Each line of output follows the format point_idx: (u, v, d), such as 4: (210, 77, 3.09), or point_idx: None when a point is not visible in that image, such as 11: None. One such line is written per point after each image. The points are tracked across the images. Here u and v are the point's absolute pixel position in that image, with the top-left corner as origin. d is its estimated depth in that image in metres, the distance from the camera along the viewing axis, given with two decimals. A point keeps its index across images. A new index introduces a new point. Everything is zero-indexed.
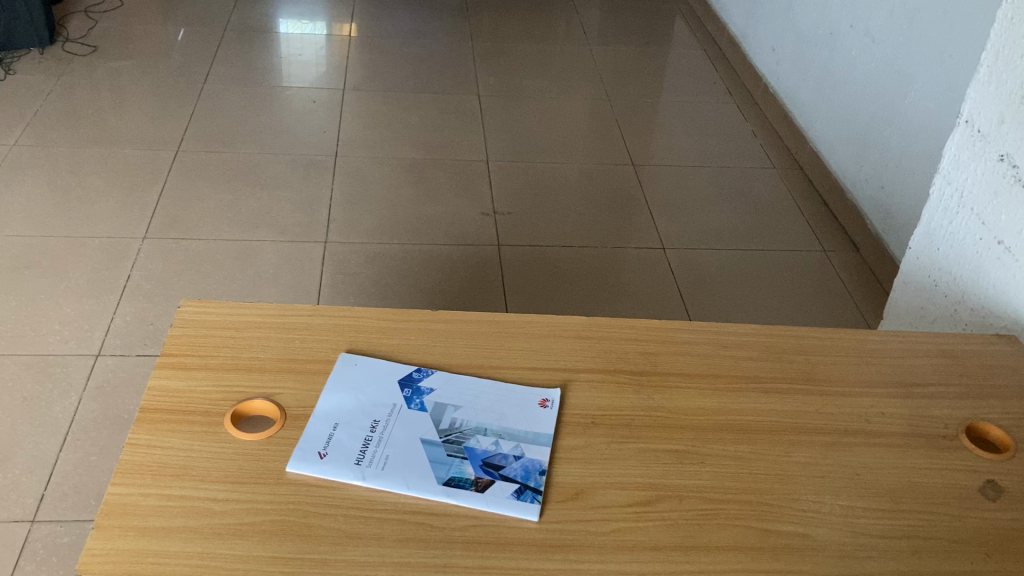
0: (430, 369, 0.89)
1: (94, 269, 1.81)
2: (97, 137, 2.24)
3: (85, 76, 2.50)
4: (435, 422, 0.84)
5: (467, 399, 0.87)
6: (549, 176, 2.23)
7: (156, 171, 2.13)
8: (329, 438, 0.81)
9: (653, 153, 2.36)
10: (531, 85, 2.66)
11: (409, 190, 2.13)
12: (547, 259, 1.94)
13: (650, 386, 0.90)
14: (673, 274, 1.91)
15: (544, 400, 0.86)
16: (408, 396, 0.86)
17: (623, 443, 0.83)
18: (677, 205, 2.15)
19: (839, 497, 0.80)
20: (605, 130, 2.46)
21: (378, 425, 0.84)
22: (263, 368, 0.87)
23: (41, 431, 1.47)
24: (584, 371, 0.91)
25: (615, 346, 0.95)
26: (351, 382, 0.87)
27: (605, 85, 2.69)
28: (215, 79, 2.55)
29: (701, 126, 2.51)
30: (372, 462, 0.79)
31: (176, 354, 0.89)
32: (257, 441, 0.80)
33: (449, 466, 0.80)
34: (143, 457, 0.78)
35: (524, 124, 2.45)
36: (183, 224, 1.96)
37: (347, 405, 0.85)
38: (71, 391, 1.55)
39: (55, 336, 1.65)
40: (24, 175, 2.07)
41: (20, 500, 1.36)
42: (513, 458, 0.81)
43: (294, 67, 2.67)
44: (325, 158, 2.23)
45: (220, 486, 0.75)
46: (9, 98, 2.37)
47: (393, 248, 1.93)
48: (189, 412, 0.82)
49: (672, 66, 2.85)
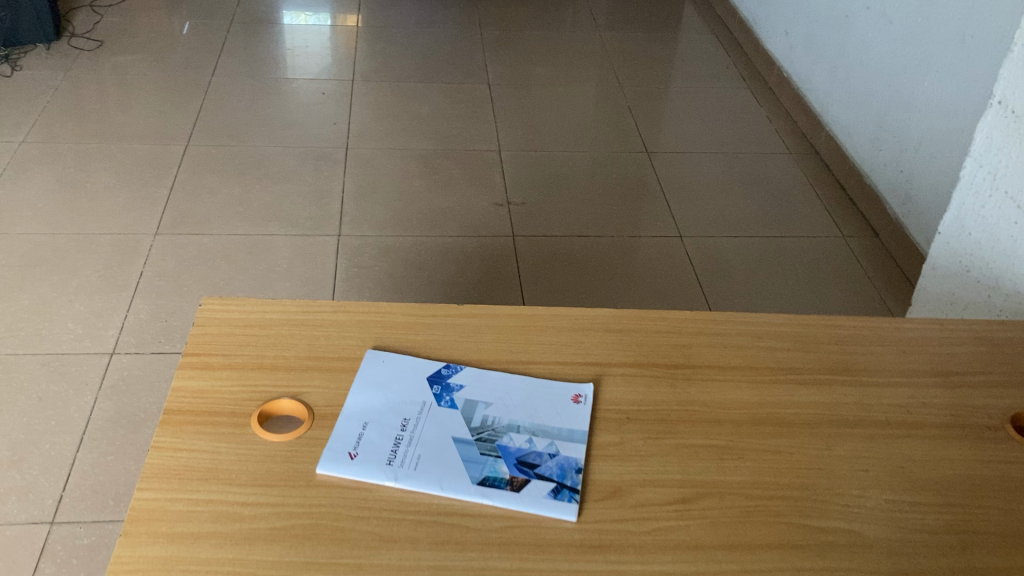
0: (458, 365, 0.87)
1: (105, 265, 1.80)
2: (104, 133, 2.22)
3: (92, 71, 2.48)
4: (466, 419, 0.82)
5: (498, 396, 0.84)
6: (562, 165, 2.20)
7: (165, 166, 2.11)
8: (359, 438, 0.79)
9: (666, 140, 2.33)
10: (541, 73, 2.63)
11: (421, 181, 2.10)
12: (562, 249, 1.91)
13: (683, 379, 0.87)
14: (691, 262, 1.89)
15: (577, 396, 0.84)
16: (437, 393, 0.84)
17: (660, 438, 0.81)
18: (693, 192, 2.12)
19: (884, 492, 0.78)
20: (617, 116, 2.42)
21: (408, 423, 0.81)
22: (289, 367, 0.85)
23: (57, 430, 1.46)
24: (616, 365, 0.89)
25: (647, 339, 0.92)
26: (379, 379, 0.85)
27: (616, 71, 2.66)
28: (223, 72, 2.53)
29: (714, 112, 2.47)
30: (403, 462, 0.77)
31: (199, 352, 0.87)
32: (285, 442, 0.78)
33: (483, 465, 0.78)
34: (169, 460, 0.76)
35: (536, 112, 2.42)
36: (194, 219, 1.94)
37: (375, 403, 0.82)
38: (86, 389, 1.53)
39: (68, 334, 1.63)
40: (33, 172, 2.05)
41: (38, 501, 1.35)
42: (547, 456, 0.79)
43: (302, 58, 2.64)
44: (335, 150, 2.21)
45: (249, 489, 0.74)
46: (16, 94, 2.35)
47: (407, 240, 1.91)
48: (214, 413, 0.80)
49: (683, 51, 2.82)
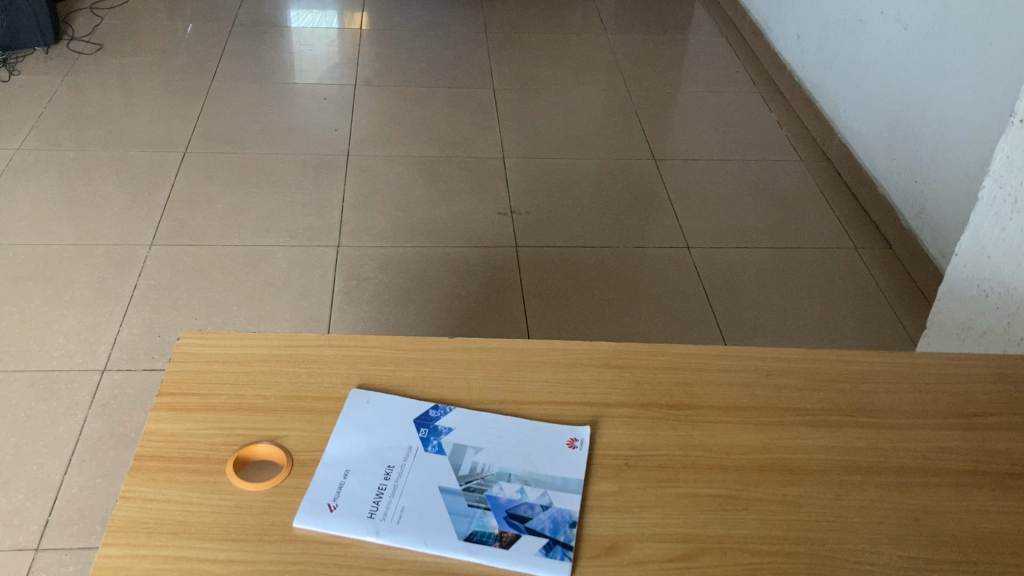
0: (448, 406, 0.83)
1: (99, 278, 1.76)
2: (102, 139, 2.18)
3: (91, 75, 2.44)
4: (453, 467, 0.78)
5: (488, 441, 0.80)
6: (568, 172, 2.15)
7: (162, 173, 2.07)
8: (339, 488, 0.74)
9: (675, 147, 2.27)
10: (548, 77, 2.58)
11: (423, 190, 2.06)
12: (567, 261, 1.86)
13: (686, 421, 0.83)
14: (699, 274, 1.83)
15: (573, 441, 0.80)
16: (424, 437, 0.80)
17: (660, 487, 0.76)
18: (701, 201, 2.07)
19: (899, 547, 0.73)
20: (624, 122, 2.37)
21: (393, 471, 0.77)
22: (269, 408, 0.81)
23: (45, 452, 1.42)
24: (615, 406, 0.84)
25: (648, 377, 0.88)
26: (363, 422, 0.80)
27: (623, 75, 2.61)
28: (224, 76, 2.49)
29: (724, 117, 2.42)
30: (386, 515, 0.72)
31: (175, 392, 0.82)
32: (262, 491, 0.74)
33: (470, 518, 0.73)
34: (138, 512, 0.71)
35: (541, 118, 2.37)
36: (191, 229, 1.90)
37: (358, 449, 0.78)
38: (76, 408, 1.49)
39: (59, 350, 1.59)
40: (27, 180, 2.02)
41: (23, 526, 1.31)
42: (539, 508, 0.74)
43: (304, 62, 2.60)
44: (336, 157, 2.16)
45: (221, 545, 0.69)
46: (13, 99, 2.31)
47: (407, 251, 1.87)
48: (188, 460, 0.76)
49: (693, 54, 2.76)
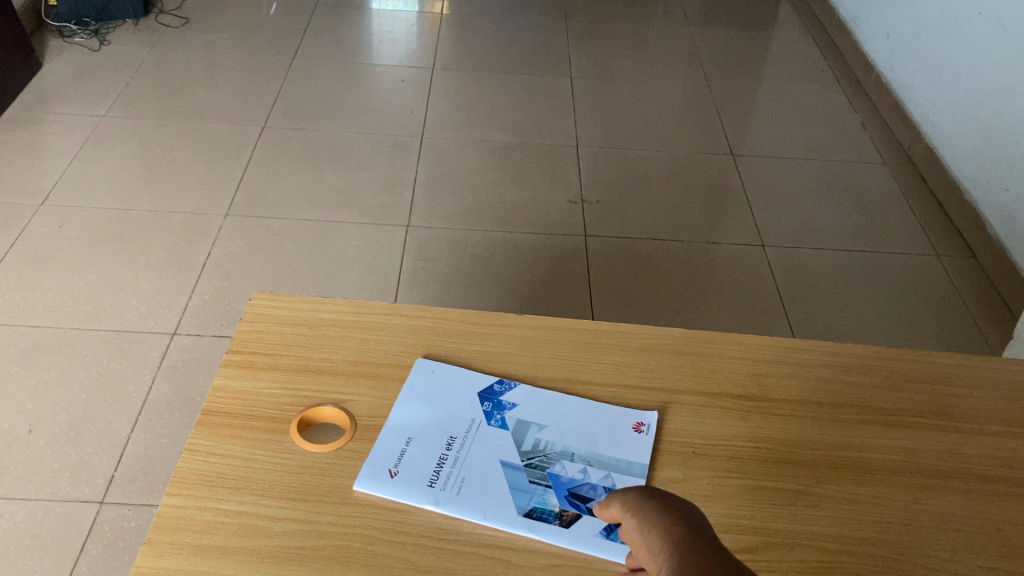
0: (513, 382, 0.82)
1: (174, 244, 1.79)
2: (184, 110, 2.22)
3: (178, 47, 2.49)
4: (515, 442, 0.76)
5: (553, 419, 0.78)
6: (642, 164, 2.12)
7: (241, 146, 2.11)
8: (401, 455, 0.74)
9: (753, 143, 2.23)
10: (626, 67, 2.55)
11: (495, 175, 2.05)
12: (636, 252, 1.84)
13: (758, 413, 0.80)
14: (772, 272, 1.79)
15: (639, 424, 0.78)
16: (487, 411, 0.79)
17: (728, 477, 0.74)
18: (778, 200, 2.02)
19: (977, 557, 0.69)
20: (703, 117, 2.33)
21: (455, 441, 0.76)
22: (335, 372, 0.81)
23: (114, 409, 1.45)
24: (685, 393, 0.82)
25: (720, 365, 0.85)
26: (427, 390, 0.80)
27: (704, 68, 2.57)
28: (305, 54, 2.52)
29: (806, 116, 2.36)
30: (446, 486, 0.72)
31: (243, 350, 0.83)
32: (324, 452, 0.74)
33: (531, 495, 0.72)
34: (201, 465, 0.72)
35: (618, 109, 2.34)
36: (266, 201, 1.93)
37: (420, 418, 0.77)
38: (146, 368, 1.52)
39: (132, 311, 1.63)
40: (111, 146, 2.07)
41: (90, 480, 1.34)
42: (601, 490, 0.73)
43: (385, 43, 2.61)
44: (410, 138, 2.17)
45: (281, 503, 0.69)
46: (102, 67, 2.37)
47: (476, 234, 1.86)
48: (252, 418, 0.76)
49: (776, 50, 2.70)
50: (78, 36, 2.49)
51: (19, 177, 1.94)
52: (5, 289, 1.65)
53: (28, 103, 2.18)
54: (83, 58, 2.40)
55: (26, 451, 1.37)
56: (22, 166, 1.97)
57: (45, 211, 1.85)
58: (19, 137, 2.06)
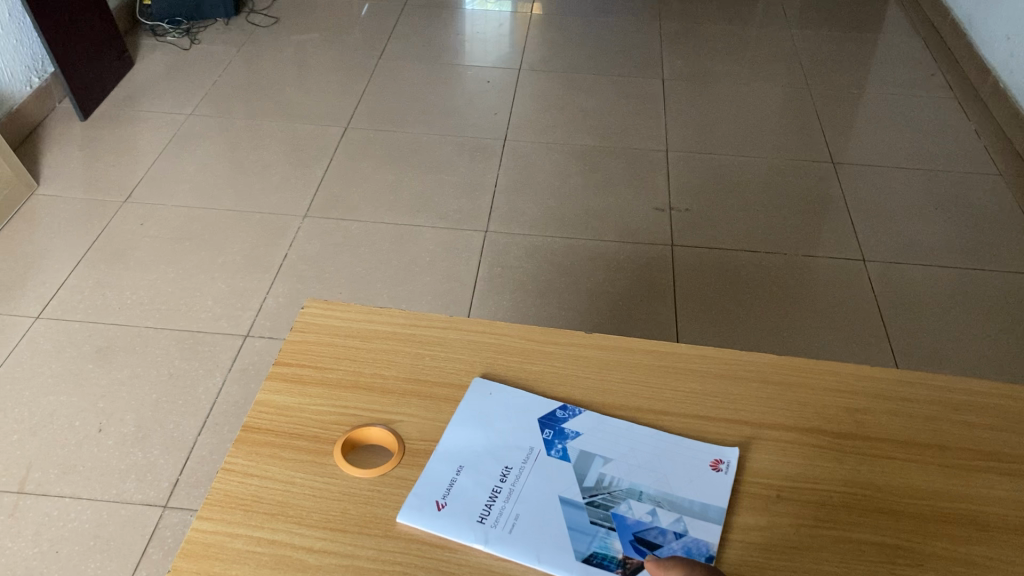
0: (577, 408, 0.75)
1: (252, 244, 1.78)
2: (269, 110, 2.22)
3: (269, 47, 2.50)
4: (576, 476, 0.69)
5: (621, 452, 0.71)
6: (734, 171, 2.01)
7: (324, 146, 2.09)
8: (450, 485, 0.67)
9: (855, 151, 2.10)
10: (721, 70, 2.44)
11: (578, 180, 1.98)
12: (726, 264, 1.74)
13: (854, 454, 0.71)
14: (872, 289, 1.67)
15: (718, 463, 0.70)
16: (547, 440, 0.72)
17: (817, 528, 0.65)
18: (880, 212, 1.89)
19: None
20: (802, 122, 2.21)
21: (510, 472, 0.69)
22: (385, 389, 0.75)
23: (182, 411, 1.43)
24: (770, 427, 0.73)
25: (811, 398, 0.76)
26: (484, 414, 0.74)
27: (804, 71, 2.44)
28: (392, 54, 2.49)
29: (915, 123, 2.21)
30: (497, 522, 0.65)
31: (291, 363, 0.78)
32: (367, 477, 0.68)
33: (592, 538, 0.65)
34: (237, 487, 0.67)
35: (711, 113, 2.24)
36: (345, 203, 1.90)
37: (474, 444, 0.71)
38: (217, 370, 1.50)
39: (206, 312, 1.61)
40: (197, 145, 2.07)
41: (155, 483, 1.32)
42: (671, 536, 0.65)
43: (475, 44, 2.57)
44: (493, 141, 2.11)
45: (318, 533, 0.64)
46: (193, 66, 2.39)
47: (557, 241, 1.79)
48: (295, 437, 0.71)
49: (883, 52, 2.55)
50: (170, 35, 2.53)
51: (106, 175, 1.96)
52: (85, 286, 1.66)
53: (120, 102, 2.22)
54: (174, 58, 2.43)
55: (95, 450, 1.36)
56: (109, 164, 2.00)
57: (128, 208, 1.87)
58: (108, 135, 2.09)
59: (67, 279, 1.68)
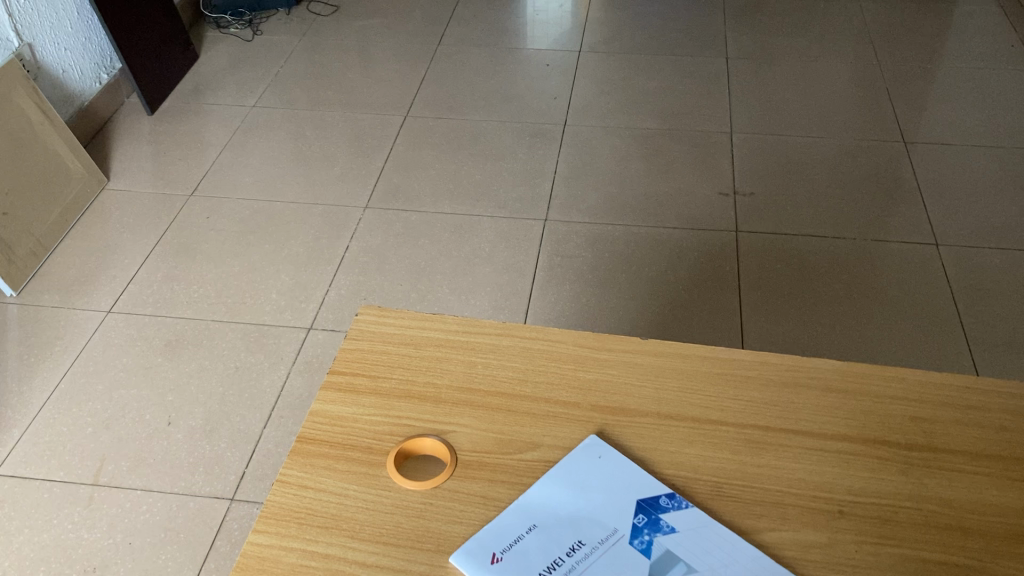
0: (686, 501, 0.67)
1: (315, 236, 1.79)
2: (331, 99, 2.23)
3: (330, 36, 2.51)
4: (649, 567, 0.63)
5: (710, 561, 0.63)
6: (801, 153, 1.96)
7: (384, 136, 2.09)
8: (515, 541, 0.64)
9: (928, 129, 2.02)
10: (787, 47, 2.38)
11: (639, 165, 1.95)
12: (793, 249, 1.69)
13: (921, 467, 0.70)
14: (947, 274, 1.62)
15: None
16: (638, 526, 0.66)
17: (880, 546, 0.64)
18: (954, 193, 1.82)
19: None
20: (872, 99, 2.14)
21: (583, 547, 0.65)
22: (438, 399, 0.76)
23: (248, 404, 1.45)
24: (832, 438, 0.72)
25: (878, 407, 0.75)
26: (582, 488, 0.69)
27: (875, 46, 2.36)
28: (452, 40, 2.48)
29: (992, 98, 2.12)
30: None
31: (345, 372, 0.79)
32: (420, 489, 0.68)
33: None
34: (293, 500, 0.68)
35: (776, 93, 2.18)
36: (406, 193, 1.90)
37: (559, 507, 0.67)
38: (281, 363, 1.52)
39: (271, 305, 1.64)
40: (260, 137, 2.10)
41: (222, 475, 1.35)
42: None
43: (535, 26, 2.54)
44: (553, 127, 2.09)
45: (371, 547, 0.64)
46: (256, 58, 2.42)
47: (617, 229, 1.77)
48: (349, 448, 0.72)
49: (959, 24, 2.45)
50: (233, 27, 2.56)
51: (173, 169, 2.00)
52: (154, 280, 1.70)
53: (187, 95, 2.25)
54: (237, 49, 2.46)
55: (165, 443, 1.40)
56: (176, 158, 2.03)
57: (195, 202, 1.90)
58: (175, 129, 2.12)
59: (137, 273, 1.72)
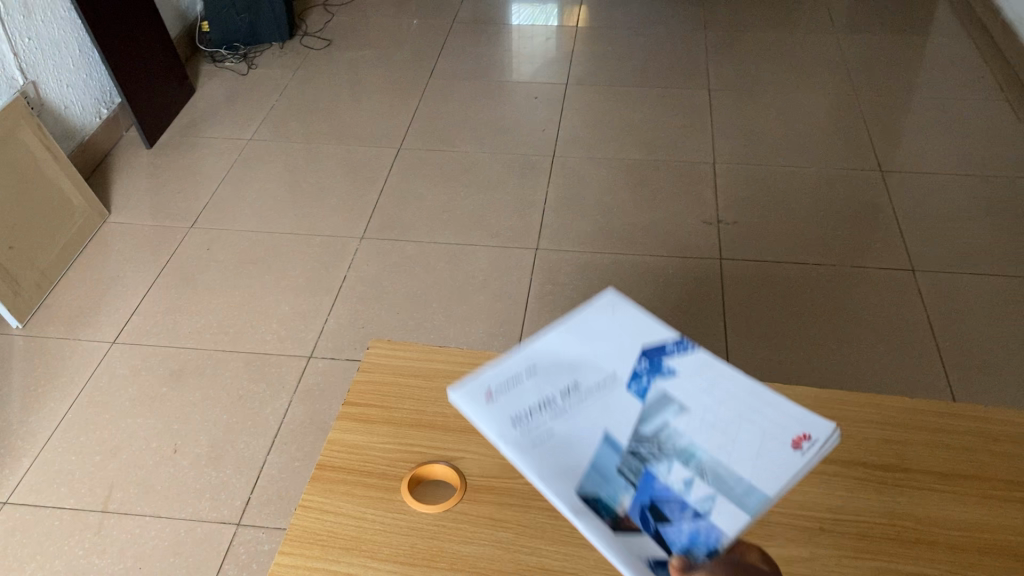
0: (690, 346, 0.69)
1: (313, 267, 1.85)
2: (325, 132, 2.29)
3: (324, 69, 2.58)
4: (644, 411, 0.66)
5: (704, 405, 0.65)
6: (782, 182, 2.03)
7: (378, 168, 2.15)
8: (514, 377, 0.68)
9: (903, 158, 2.10)
10: (767, 78, 2.46)
11: (626, 194, 2.01)
12: (775, 276, 1.76)
13: (893, 485, 0.76)
14: (922, 299, 1.68)
15: (800, 439, 0.62)
16: (638, 372, 0.68)
17: (857, 558, 0.70)
18: (927, 221, 1.89)
19: None
20: (849, 129, 2.22)
21: (582, 388, 0.68)
22: (447, 427, 0.82)
23: (252, 431, 1.50)
24: (813, 459, 0.78)
25: (854, 432, 0.81)
26: (590, 341, 0.70)
27: (851, 77, 2.44)
28: (442, 73, 2.55)
29: (963, 127, 2.20)
30: (533, 432, 0.65)
31: (359, 403, 0.85)
32: (433, 512, 0.74)
33: (609, 483, 0.63)
34: (315, 523, 0.73)
35: (757, 123, 2.26)
36: (400, 224, 1.96)
37: (560, 350, 0.70)
38: (283, 392, 1.57)
39: (272, 334, 1.68)
40: (258, 170, 2.15)
41: (228, 501, 1.39)
42: (688, 514, 0.61)
43: (522, 59, 2.61)
44: (542, 158, 2.16)
45: (389, 567, 0.70)
46: (252, 91, 2.48)
47: (606, 257, 1.83)
48: (366, 474, 0.77)
49: (932, 56, 2.54)
50: (228, 61, 2.62)
51: (173, 201, 2.05)
52: (157, 310, 1.75)
53: (184, 129, 2.31)
54: (233, 83, 2.52)
55: (172, 470, 1.44)
56: (175, 191, 2.08)
57: (195, 234, 1.95)
58: (174, 163, 2.18)
59: (140, 304, 1.76)
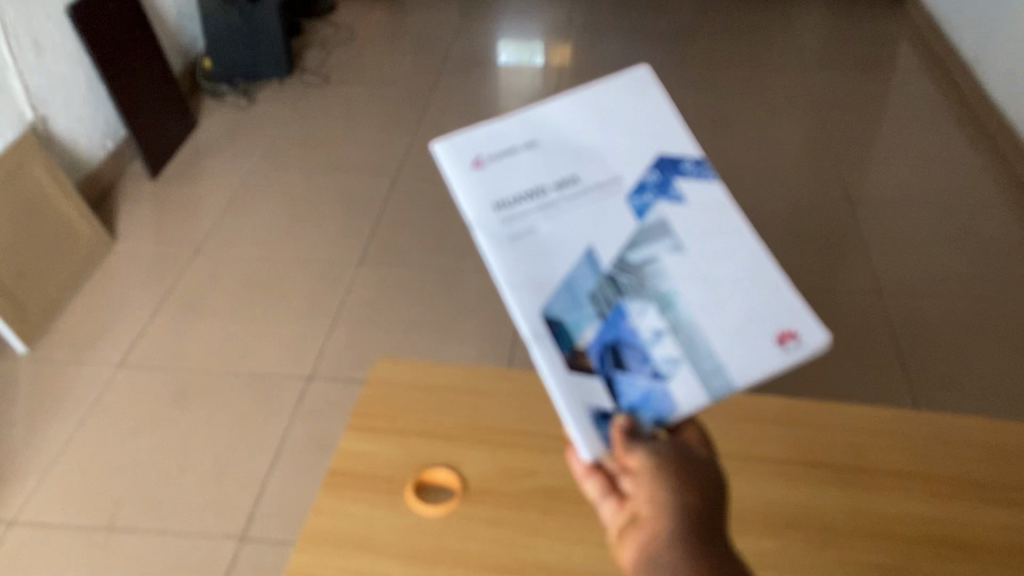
0: (711, 173, 0.59)
1: (311, 292, 1.91)
2: (321, 163, 2.37)
3: (319, 103, 2.66)
4: (634, 233, 0.58)
5: (701, 249, 0.57)
6: (760, 209, 2.12)
7: (372, 197, 2.23)
8: (511, 146, 0.61)
9: (874, 186, 2.19)
10: (746, 112, 2.56)
11: None
12: None
13: (854, 485, 0.83)
14: (892, 318, 1.77)
15: (787, 335, 0.53)
16: (644, 182, 0.60)
17: (820, 550, 0.77)
18: (897, 244, 1.98)
19: None
20: (823, 159, 2.31)
21: (573, 184, 0.60)
22: (447, 436, 0.89)
23: (254, 449, 1.56)
24: (782, 463, 0.86)
25: (819, 437, 0.89)
26: (603, 122, 0.62)
27: (825, 110, 2.54)
28: (432, 107, 2.63)
29: (931, 157, 2.30)
30: (513, 219, 0.58)
31: (365, 414, 0.91)
32: (435, 512, 0.80)
33: (577, 308, 0.56)
34: (328, 522, 0.80)
35: (738, 154, 2.35)
36: (394, 250, 2.03)
37: (571, 131, 0.62)
38: (284, 411, 1.63)
39: (273, 357, 1.75)
40: (255, 199, 2.23)
41: (233, 515, 1.45)
42: (647, 370, 0.55)
43: (510, 93, 2.71)
44: None
45: (397, 561, 0.76)
46: (251, 124, 2.56)
47: None
48: (373, 478, 0.84)
49: (903, 89, 2.65)
50: (228, 96, 2.70)
51: (174, 229, 2.12)
52: (161, 334, 1.81)
53: (184, 160, 2.38)
54: (231, 116, 2.60)
55: (178, 486, 1.50)
56: (177, 219, 2.15)
57: (196, 261, 2.02)
58: (176, 193, 2.25)
59: (144, 328, 1.83)
